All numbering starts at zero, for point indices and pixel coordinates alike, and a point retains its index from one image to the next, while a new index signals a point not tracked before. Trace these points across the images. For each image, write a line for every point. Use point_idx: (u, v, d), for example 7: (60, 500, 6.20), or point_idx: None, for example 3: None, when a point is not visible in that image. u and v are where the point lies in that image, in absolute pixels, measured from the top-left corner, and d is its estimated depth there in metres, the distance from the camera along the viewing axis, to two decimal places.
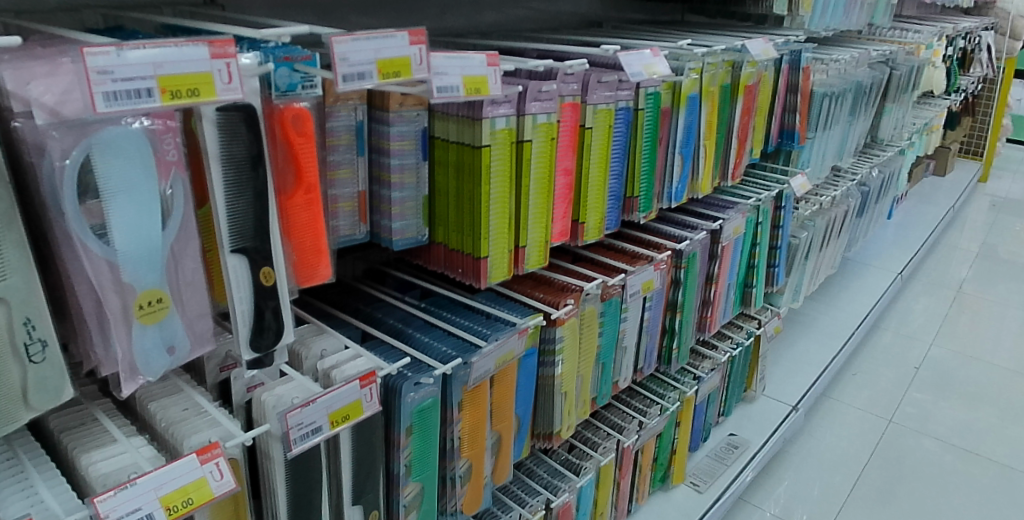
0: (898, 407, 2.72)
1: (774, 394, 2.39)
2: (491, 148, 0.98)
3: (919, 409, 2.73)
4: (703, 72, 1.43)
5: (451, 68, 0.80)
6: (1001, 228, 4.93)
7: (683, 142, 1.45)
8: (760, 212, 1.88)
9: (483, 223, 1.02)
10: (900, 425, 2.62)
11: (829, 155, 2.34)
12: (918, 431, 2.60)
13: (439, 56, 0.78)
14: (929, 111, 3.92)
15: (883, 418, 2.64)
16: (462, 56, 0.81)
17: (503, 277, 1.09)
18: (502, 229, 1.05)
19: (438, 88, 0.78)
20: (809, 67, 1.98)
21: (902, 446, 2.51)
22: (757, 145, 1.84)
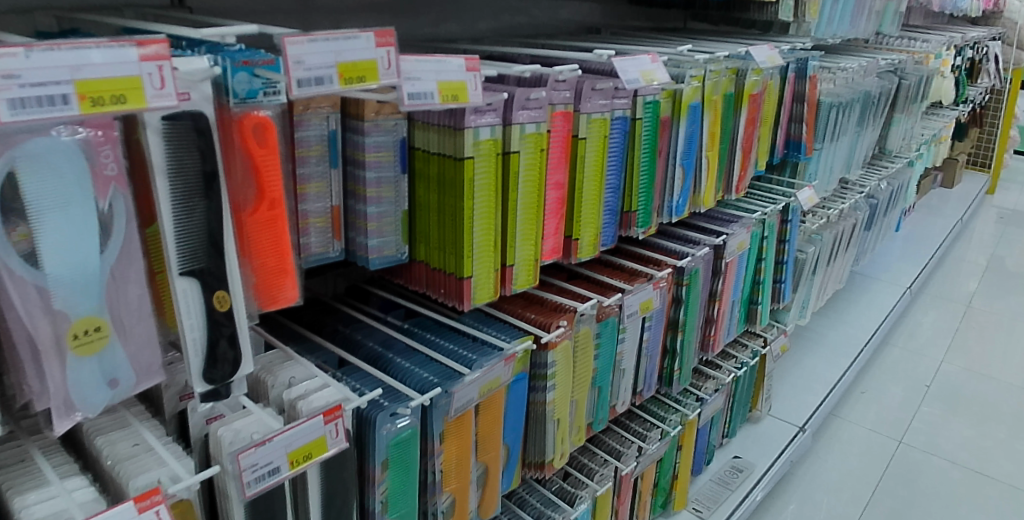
0: (909, 427, 2.63)
1: (780, 415, 2.30)
2: (475, 160, 0.91)
3: (930, 428, 2.63)
4: (706, 79, 1.36)
5: (426, 73, 0.73)
6: (1011, 240, 4.84)
7: (684, 154, 1.37)
8: (766, 226, 1.80)
9: (467, 240, 0.94)
10: (911, 446, 2.52)
11: (837, 166, 2.27)
12: (930, 452, 2.50)
13: (412, 59, 0.72)
14: (937, 122, 3.85)
15: (893, 439, 2.54)
16: (438, 59, 0.74)
17: (489, 298, 1.01)
18: (488, 246, 0.98)
19: (410, 94, 0.71)
20: (816, 76, 1.91)
21: (914, 468, 2.41)
22: (762, 156, 1.77)
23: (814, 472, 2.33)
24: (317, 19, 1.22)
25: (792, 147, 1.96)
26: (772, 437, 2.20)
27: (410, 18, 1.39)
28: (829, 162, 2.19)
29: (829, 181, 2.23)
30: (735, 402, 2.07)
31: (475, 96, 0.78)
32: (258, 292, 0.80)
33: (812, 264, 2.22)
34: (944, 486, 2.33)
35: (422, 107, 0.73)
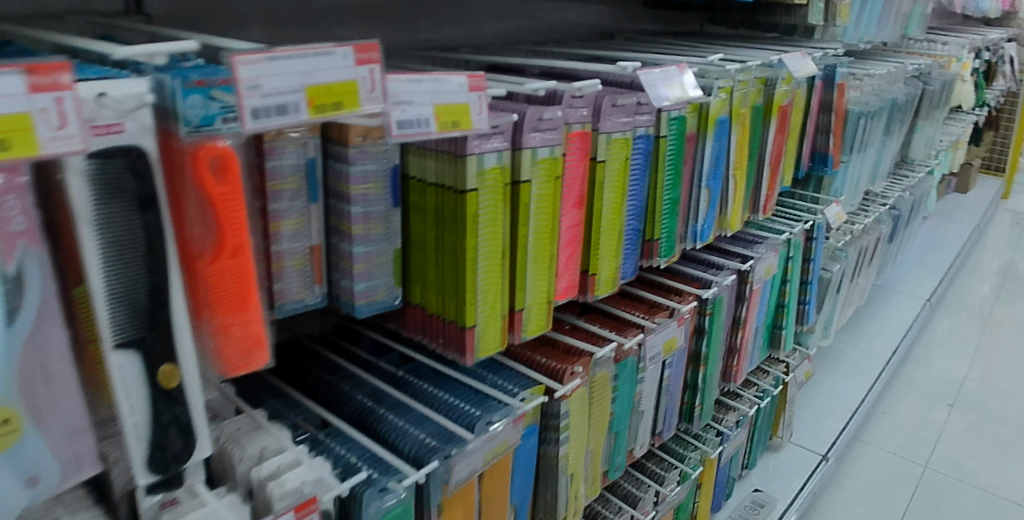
0: (935, 449, 2.47)
1: (802, 442, 2.16)
2: (479, 192, 0.77)
3: (958, 451, 2.48)
4: (734, 91, 1.23)
5: (420, 94, 0.59)
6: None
7: (710, 173, 1.24)
8: (792, 246, 1.67)
9: (471, 284, 0.81)
10: (937, 471, 2.35)
11: (863, 178, 2.13)
12: (959, 479, 2.33)
13: (402, 78, 0.58)
14: (957, 127, 3.71)
15: (918, 463, 2.38)
16: (436, 78, 0.61)
17: (496, 348, 0.87)
18: (495, 290, 0.84)
19: (399, 122, 0.57)
20: (844, 84, 1.78)
21: (944, 495, 2.25)
22: (789, 171, 1.63)
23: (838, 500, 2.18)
24: (301, 25, 1.09)
25: (818, 160, 1.83)
26: (794, 466, 2.06)
27: (405, 23, 1.25)
28: (855, 174, 2.05)
29: (854, 194, 2.10)
30: (756, 432, 1.92)
31: (479, 121, 0.65)
32: (224, 354, 0.68)
33: (836, 283, 2.08)
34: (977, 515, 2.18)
35: (413, 136, 0.59)
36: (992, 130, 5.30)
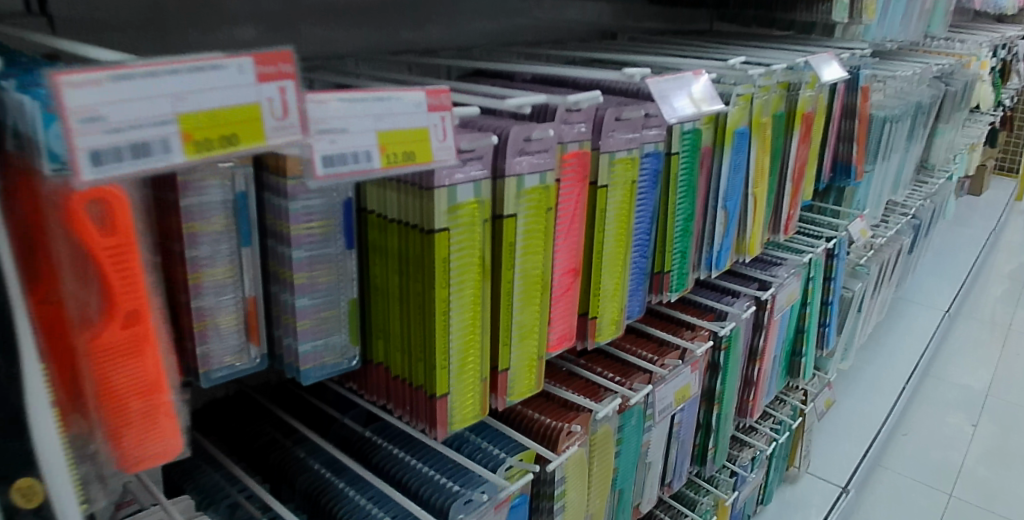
0: (960, 473, 2.31)
1: (819, 472, 2.00)
2: (451, 233, 0.62)
3: (984, 475, 2.32)
4: (753, 100, 1.09)
5: (359, 119, 0.44)
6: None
7: (727, 194, 1.09)
8: (813, 266, 1.52)
9: (443, 345, 0.65)
10: (964, 501, 2.19)
11: (885, 188, 1.97)
12: (986, 509, 2.16)
13: (332, 97, 0.43)
14: (974, 129, 3.54)
15: (942, 491, 2.22)
16: (386, 94, 0.46)
17: (474, 417, 0.72)
18: (473, 349, 0.69)
19: (325, 157, 0.42)
20: (868, 87, 1.62)
21: None
22: (810, 184, 1.48)
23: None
24: (259, 25, 0.93)
25: (840, 170, 1.67)
26: (812, 499, 1.90)
27: (382, 23, 1.10)
28: (878, 184, 1.90)
29: (876, 206, 1.94)
30: (772, 466, 1.77)
31: (443, 150, 0.50)
32: (120, 450, 0.51)
33: (857, 301, 1.93)
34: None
35: (346, 176, 0.43)
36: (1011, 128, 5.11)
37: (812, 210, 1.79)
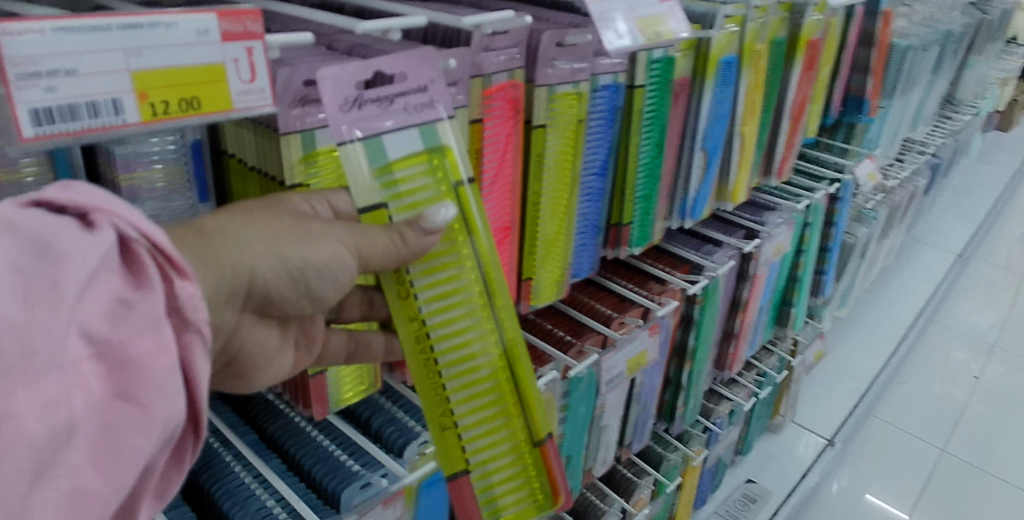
0: (955, 429, 2.23)
1: (804, 422, 1.93)
2: (393, 210, 0.51)
3: (979, 432, 2.24)
4: (745, 23, 0.93)
5: (102, 54, 0.33)
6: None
7: (709, 133, 0.95)
8: (812, 212, 1.38)
9: (448, 415, 0.56)
10: (956, 458, 2.12)
11: (903, 126, 1.80)
12: (976, 467, 2.10)
13: (43, 25, 0.31)
14: (1013, 60, 3.26)
15: (934, 446, 2.15)
16: (148, 19, 0.34)
17: (543, 505, 0.60)
18: (494, 393, 0.57)
19: (34, 111, 0.31)
20: (892, 10, 1.43)
21: (958, 485, 2.03)
22: (814, 121, 1.32)
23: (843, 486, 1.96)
24: None
25: (851, 104, 1.50)
26: (792, 451, 1.84)
27: None
28: (895, 119, 1.72)
29: (890, 145, 1.77)
30: (754, 417, 1.69)
31: (248, 95, 0.40)
32: None
33: (861, 249, 1.79)
34: (997, 508, 1.96)
35: (77, 133, 0.33)
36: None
37: (818, 146, 1.63)
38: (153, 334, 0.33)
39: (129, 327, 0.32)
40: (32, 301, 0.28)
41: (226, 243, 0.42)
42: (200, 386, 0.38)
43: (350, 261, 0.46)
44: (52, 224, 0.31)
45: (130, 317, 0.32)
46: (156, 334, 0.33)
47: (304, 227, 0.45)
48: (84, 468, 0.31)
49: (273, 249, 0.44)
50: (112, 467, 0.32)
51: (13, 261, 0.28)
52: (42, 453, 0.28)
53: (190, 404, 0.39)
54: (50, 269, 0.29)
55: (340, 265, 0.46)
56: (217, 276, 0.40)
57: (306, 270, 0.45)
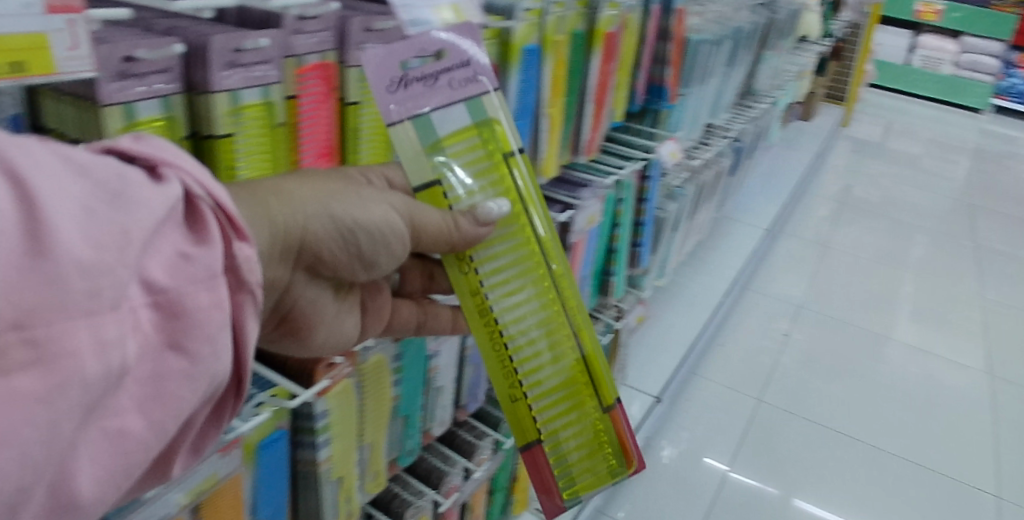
0: (768, 382, 2.51)
1: (635, 384, 2.14)
2: (450, 186, 0.67)
3: (787, 383, 2.53)
4: (545, 16, 1.04)
5: None
6: (878, 158, 4.85)
7: (518, 113, 1.05)
8: (621, 187, 1.56)
9: (524, 394, 0.75)
10: (770, 405, 2.40)
11: (703, 112, 2.05)
12: (786, 411, 2.39)
13: None
14: (805, 57, 3.69)
15: (752, 397, 2.42)
16: None
17: (620, 469, 0.80)
18: (558, 368, 0.76)
19: None
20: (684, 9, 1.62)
21: (771, 429, 2.29)
22: (620, 106, 1.48)
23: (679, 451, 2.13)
24: None
25: (653, 92, 1.69)
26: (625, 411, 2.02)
27: None
28: (694, 107, 1.95)
29: (693, 129, 2.00)
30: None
31: (71, 61, 0.50)
32: None
33: (673, 222, 2.01)
34: (802, 446, 2.23)
35: None
36: (850, 57, 5.31)
37: (629, 131, 1.80)
38: (211, 292, 0.41)
39: (187, 278, 0.40)
40: (108, 243, 0.35)
41: (280, 201, 0.54)
42: (248, 343, 0.47)
43: (397, 223, 0.60)
44: (128, 173, 0.39)
45: (189, 267, 0.40)
46: (214, 292, 0.41)
47: (353, 192, 0.59)
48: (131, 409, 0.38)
49: (327, 209, 0.57)
50: (167, 406, 0.40)
51: (89, 204, 0.35)
52: (103, 387, 0.35)
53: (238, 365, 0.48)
54: (122, 214, 0.37)
55: (388, 230, 0.60)
56: (266, 225, 0.53)
57: (355, 226, 0.58)
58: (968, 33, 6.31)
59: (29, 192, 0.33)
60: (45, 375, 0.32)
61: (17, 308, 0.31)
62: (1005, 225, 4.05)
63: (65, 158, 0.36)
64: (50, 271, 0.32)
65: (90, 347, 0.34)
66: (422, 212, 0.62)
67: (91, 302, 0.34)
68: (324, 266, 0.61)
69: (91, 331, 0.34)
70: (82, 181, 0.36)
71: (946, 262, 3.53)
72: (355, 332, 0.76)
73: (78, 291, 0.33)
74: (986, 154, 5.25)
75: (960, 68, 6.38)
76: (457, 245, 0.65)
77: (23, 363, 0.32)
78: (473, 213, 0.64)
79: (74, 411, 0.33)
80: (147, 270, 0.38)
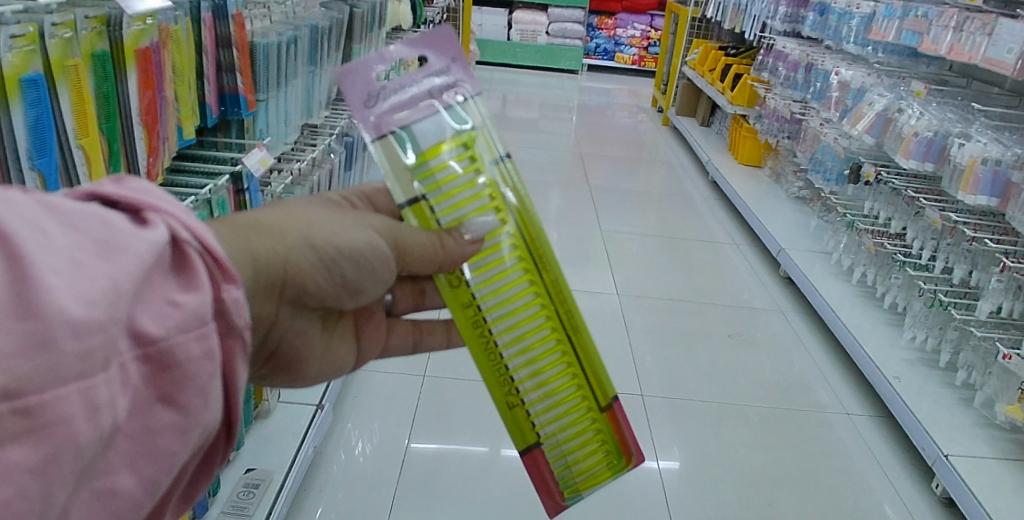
0: (427, 360, 2.44)
1: (293, 397, 1.99)
2: (431, 197, 0.77)
3: (450, 354, 2.49)
4: (45, 37, 0.89)
5: None
6: (502, 125, 5.31)
7: (37, 152, 0.88)
8: (213, 207, 1.35)
9: (515, 396, 0.83)
10: (436, 377, 2.35)
11: (295, 114, 1.84)
12: (454, 378, 2.35)
13: None
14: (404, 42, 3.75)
15: (417, 374, 2.36)
16: None
17: (618, 468, 0.87)
18: (557, 372, 0.84)
19: None
20: (241, 13, 1.44)
21: (440, 401, 2.23)
22: (188, 121, 1.31)
23: (373, 445, 2.03)
24: None
25: (228, 102, 1.46)
26: (288, 425, 1.87)
27: None
28: (280, 112, 1.72)
29: (286, 131, 1.79)
30: None
31: None
32: None
33: None
34: (481, 405, 2.23)
35: None
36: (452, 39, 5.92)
37: (216, 147, 1.58)
38: (201, 344, 0.48)
39: (175, 325, 0.46)
40: (99, 299, 0.41)
41: (260, 236, 0.61)
42: (239, 387, 0.55)
43: (379, 246, 0.69)
44: (113, 217, 0.45)
45: (177, 314, 0.46)
46: (204, 347, 0.48)
47: (345, 222, 0.68)
48: (118, 465, 0.46)
49: (326, 242, 0.65)
50: (157, 456, 0.47)
51: (76, 257, 0.41)
52: (78, 460, 0.41)
53: (228, 407, 0.55)
54: (111, 264, 0.42)
55: (371, 252, 0.68)
56: (247, 258, 0.59)
57: (343, 256, 0.67)
58: (553, 6, 7.33)
59: (19, 253, 0.39)
60: (35, 443, 0.38)
61: (8, 380, 0.37)
62: (608, 165, 4.72)
63: (52, 214, 0.42)
64: (40, 333, 0.38)
65: (80, 414, 0.40)
66: (406, 235, 0.71)
67: (81, 364, 0.40)
68: (312, 299, 0.69)
69: (81, 393, 0.40)
70: (72, 235, 0.42)
71: (572, 203, 4.00)
72: (348, 357, 0.86)
73: (70, 354, 0.39)
74: (587, 108, 6.12)
75: (553, 38, 7.34)
76: (445, 264, 0.74)
77: (16, 433, 0.38)
78: (458, 230, 0.75)
79: (65, 476, 0.40)
80: (136, 324, 0.44)
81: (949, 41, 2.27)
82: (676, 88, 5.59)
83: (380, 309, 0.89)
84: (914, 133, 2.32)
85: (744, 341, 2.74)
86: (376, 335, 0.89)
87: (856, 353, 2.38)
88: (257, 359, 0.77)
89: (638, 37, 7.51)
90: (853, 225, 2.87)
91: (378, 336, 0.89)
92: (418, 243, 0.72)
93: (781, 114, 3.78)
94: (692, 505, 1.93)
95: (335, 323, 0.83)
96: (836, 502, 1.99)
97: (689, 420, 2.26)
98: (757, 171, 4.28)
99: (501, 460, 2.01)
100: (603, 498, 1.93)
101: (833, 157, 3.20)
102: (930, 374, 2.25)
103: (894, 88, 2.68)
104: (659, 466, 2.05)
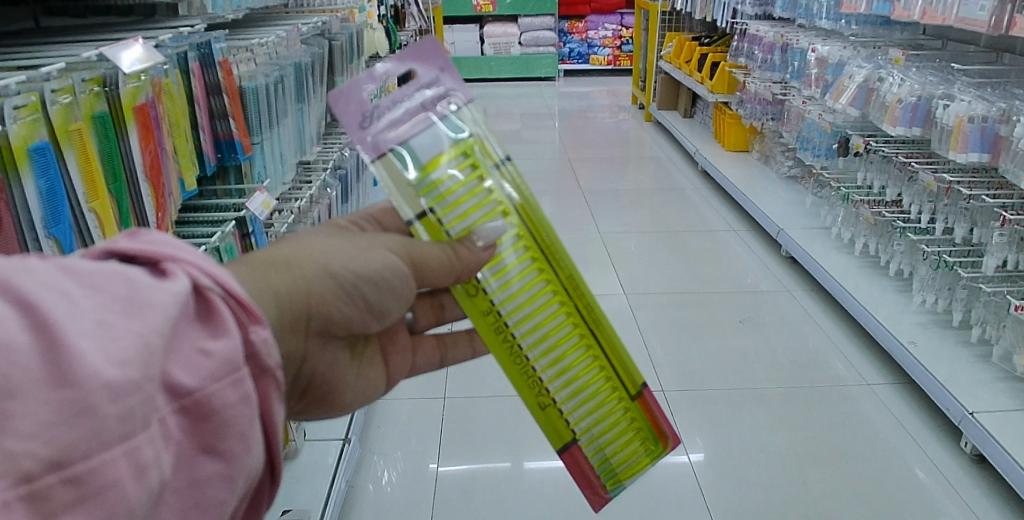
0: (446, 382, 2.44)
1: (317, 434, 1.99)
2: (438, 209, 0.77)
3: (465, 374, 2.48)
4: (46, 105, 0.90)
5: None
6: None
7: (51, 220, 0.89)
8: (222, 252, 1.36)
9: (547, 398, 0.83)
10: (455, 398, 2.35)
11: (289, 152, 1.84)
12: (472, 397, 2.35)
13: None
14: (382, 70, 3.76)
15: (436, 397, 2.36)
16: None
17: (655, 452, 0.88)
18: (584, 367, 0.84)
19: None
20: (227, 59, 1.46)
21: (463, 421, 2.23)
22: (188, 171, 1.32)
23: (400, 473, 2.02)
24: None
25: (225, 148, 1.47)
26: (315, 464, 1.87)
27: None
28: (274, 153, 1.73)
29: (283, 171, 1.80)
30: None
31: None
32: None
33: None
34: (503, 421, 2.23)
35: None
36: None
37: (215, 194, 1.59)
38: (236, 391, 0.48)
39: (209, 372, 0.47)
40: (131, 358, 0.42)
41: (279, 274, 0.62)
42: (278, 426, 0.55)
43: (395, 265, 0.70)
44: (137, 273, 0.46)
45: (209, 362, 0.47)
46: (240, 394, 0.49)
47: (356, 247, 0.69)
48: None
49: (344, 269, 0.66)
50: (205, 503, 0.48)
51: (104, 317, 0.42)
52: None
53: (270, 450, 0.56)
54: (137, 321, 0.43)
55: (389, 273, 0.69)
56: (269, 296, 0.60)
57: (362, 282, 0.67)
58: (522, 15, 7.36)
59: (47, 322, 0.40)
60: (88, 510, 0.39)
61: (51, 449, 0.38)
62: (598, 167, 4.74)
63: (72, 278, 0.43)
64: (79, 400, 0.39)
65: (127, 475, 0.41)
66: (420, 250, 0.72)
67: (122, 425, 0.41)
68: (337, 327, 0.70)
69: (125, 454, 0.41)
70: (95, 296, 0.43)
71: (566, 209, 4.01)
72: (381, 380, 0.87)
73: (109, 417, 0.40)
74: (569, 114, 6.15)
75: (527, 47, 7.40)
76: (461, 274, 0.75)
77: (69, 503, 0.38)
78: (470, 238, 0.75)
79: None
80: (171, 378, 0.45)
81: (921, 6, 2.29)
82: (655, 82, 5.62)
83: (403, 328, 0.90)
84: (897, 101, 2.34)
85: (755, 325, 2.74)
86: (403, 355, 0.89)
87: (869, 323, 2.38)
88: (292, 394, 0.77)
89: (610, 37, 7.56)
90: (848, 197, 2.90)
91: (405, 357, 0.90)
92: (432, 257, 0.72)
93: (763, 97, 3.80)
94: (726, 494, 1.93)
95: (362, 350, 0.83)
96: (869, 474, 1.99)
97: (711, 409, 2.26)
98: (745, 155, 4.31)
99: (527, 473, 2.01)
100: (637, 497, 1.93)
101: (819, 132, 3.22)
102: (944, 335, 2.26)
103: (871, 58, 2.69)
104: (689, 460, 2.05)
